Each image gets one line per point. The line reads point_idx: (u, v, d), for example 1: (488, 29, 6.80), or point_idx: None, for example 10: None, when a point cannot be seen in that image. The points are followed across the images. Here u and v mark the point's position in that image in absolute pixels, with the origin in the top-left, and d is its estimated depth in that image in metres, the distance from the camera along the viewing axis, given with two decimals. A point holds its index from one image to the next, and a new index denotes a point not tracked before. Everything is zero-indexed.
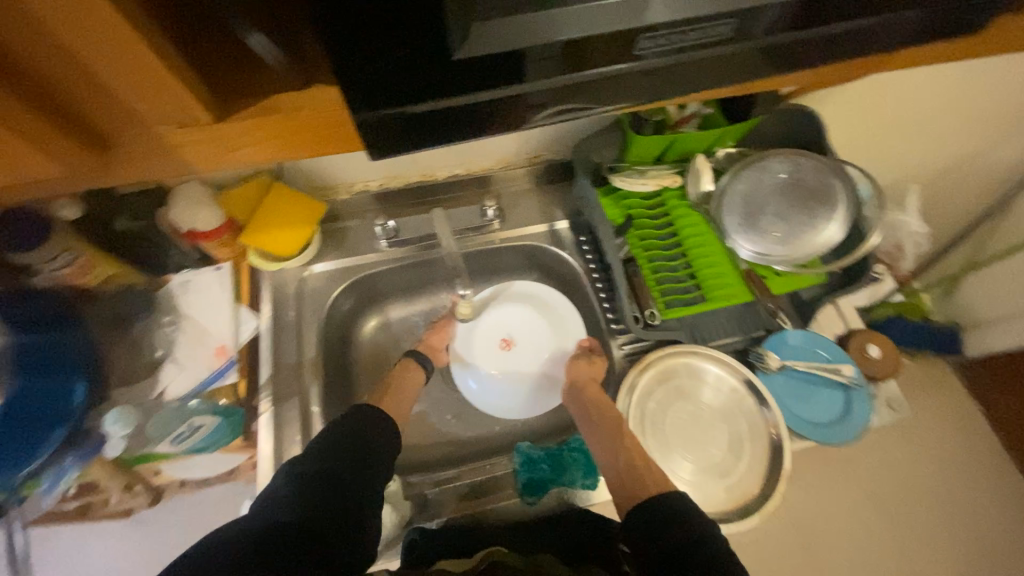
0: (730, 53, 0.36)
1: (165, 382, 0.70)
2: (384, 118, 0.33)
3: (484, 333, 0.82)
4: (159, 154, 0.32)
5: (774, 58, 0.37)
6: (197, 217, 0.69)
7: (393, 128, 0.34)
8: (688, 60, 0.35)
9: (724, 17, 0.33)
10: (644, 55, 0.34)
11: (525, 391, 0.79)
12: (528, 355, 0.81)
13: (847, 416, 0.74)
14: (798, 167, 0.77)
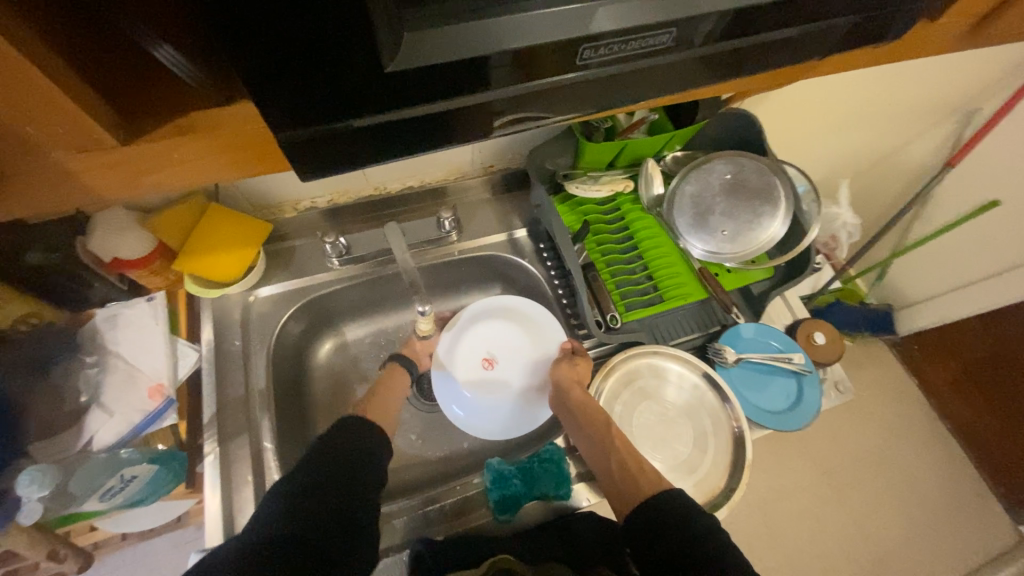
0: (678, 60, 0.36)
1: (92, 430, 0.62)
2: (314, 135, 0.31)
3: (464, 352, 0.78)
4: (62, 183, 0.29)
5: (719, 65, 0.38)
6: (123, 246, 0.64)
7: (326, 142, 0.32)
8: (637, 68, 0.36)
9: (665, 27, 0.33)
10: (588, 65, 0.34)
11: (514, 408, 0.75)
12: (512, 370, 0.77)
13: (800, 401, 0.77)
14: (742, 168, 0.80)
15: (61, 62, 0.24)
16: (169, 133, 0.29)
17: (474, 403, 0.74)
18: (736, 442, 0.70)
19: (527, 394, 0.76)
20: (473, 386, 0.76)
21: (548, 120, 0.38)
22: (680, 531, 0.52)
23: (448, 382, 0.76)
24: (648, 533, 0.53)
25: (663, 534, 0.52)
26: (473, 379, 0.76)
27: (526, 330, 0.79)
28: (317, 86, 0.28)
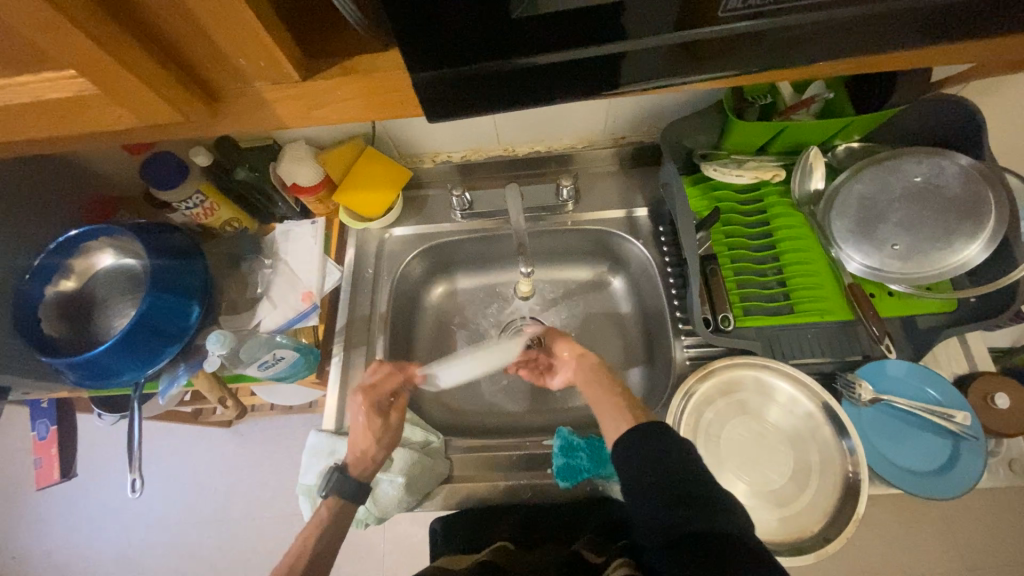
0: (881, 13, 0.32)
1: (260, 315, 0.78)
2: (455, 76, 0.33)
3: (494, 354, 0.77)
4: (256, 109, 0.35)
5: (935, 21, 0.33)
6: (301, 173, 0.77)
7: (459, 90, 0.34)
8: (827, 19, 0.32)
9: None
10: (777, 12, 0.31)
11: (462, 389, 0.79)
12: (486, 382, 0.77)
13: (952, 467, 0.62)
14: (939, 172, 0.66)
15: (271, 12, 0.30)
16: (336, 74, 0.34)
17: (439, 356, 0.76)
18: (847, 488, 0.60)
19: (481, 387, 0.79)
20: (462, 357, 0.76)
21: (689, 77, 0.36)
22: (666, 456, 0.48)
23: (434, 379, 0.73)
24: (638, 465, 0.49)
25: (649, 459, 0.48)
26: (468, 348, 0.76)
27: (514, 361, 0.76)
28: (465, 30, 0.30)
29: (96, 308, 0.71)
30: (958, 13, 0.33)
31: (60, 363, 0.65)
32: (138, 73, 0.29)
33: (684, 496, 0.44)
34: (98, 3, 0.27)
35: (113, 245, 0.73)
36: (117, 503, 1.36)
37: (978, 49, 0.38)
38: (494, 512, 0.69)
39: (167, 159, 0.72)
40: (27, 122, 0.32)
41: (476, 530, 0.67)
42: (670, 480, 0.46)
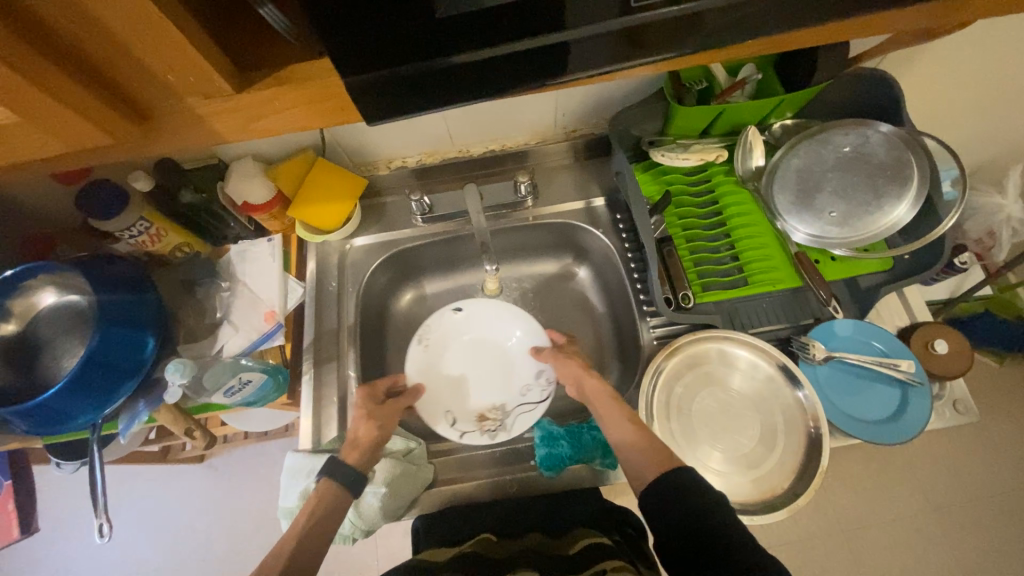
0: None
1: (223, 341, 0.76)
2: (392, 76, 0.33)
3: (511, 381, 0.76)
4: (192, 124, 0.34)
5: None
6: (253, 191, 0.76)
7: (401, 89, 0.34)
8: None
9: None
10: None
11: (462, 364, 0.78)
12: (487, 386, 0.77)
13: (902, 412, 0.67)
14: (866, 141, 0.71)
15: (194, 24, 0.29)
16: (271, 84, 0.33)
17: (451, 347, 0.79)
18: (810, 443, 0.64)
19: (481, 368, 0.78)
20: (483, 364, 0.78)
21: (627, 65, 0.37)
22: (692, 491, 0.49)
23: (431, 401, 0.75)
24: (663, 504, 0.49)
25: (674, 497, 0.49)
26: (497, 353, 0.79)
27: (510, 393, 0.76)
28: (397, 27, 0.30)
29: (40, 350, 0.67)
30: None
31: (4, 412, 0.61)
32: (55, 94, 0.28)
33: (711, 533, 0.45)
34: (1, 22, 0.25)
35: (54, 282, 0.69)
36: (87, 556, 1.28)
37: (890, 18, 0.40)
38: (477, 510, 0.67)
39: (104, 187, 0.69)
40: None
41: (455, 529, 0.65)
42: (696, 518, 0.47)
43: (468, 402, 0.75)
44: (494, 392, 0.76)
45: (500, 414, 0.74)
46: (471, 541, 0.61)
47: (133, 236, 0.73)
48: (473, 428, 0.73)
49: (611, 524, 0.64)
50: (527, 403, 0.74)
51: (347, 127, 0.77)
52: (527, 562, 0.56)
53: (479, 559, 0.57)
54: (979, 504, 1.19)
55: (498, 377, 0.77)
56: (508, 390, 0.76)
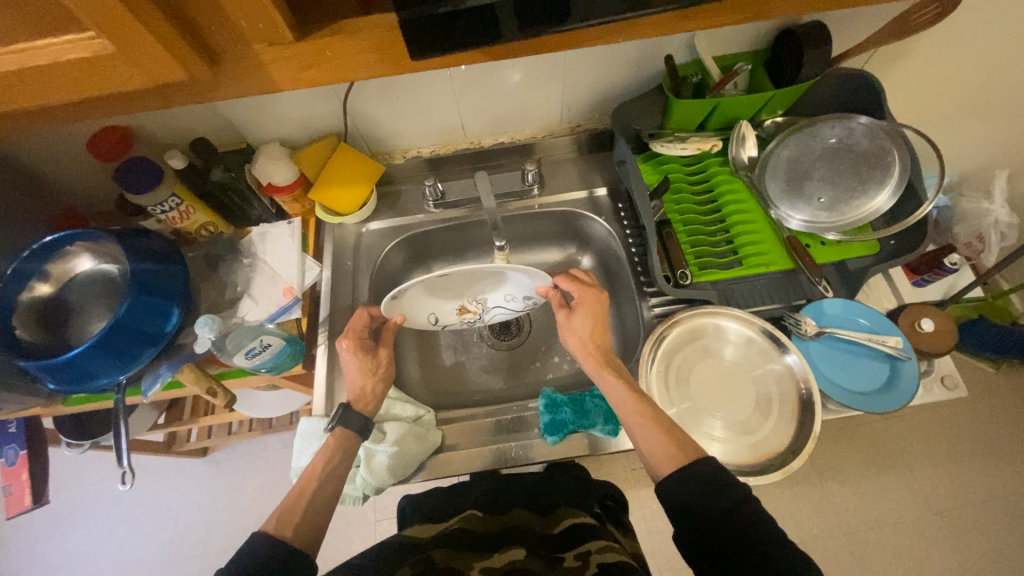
0: None
1: (243, 313, 0.79)
2: (421, 20, 0.38)
3: (500, 288, 0.80)
4: (254, 71, 0.39)
5: None
6: (277, 172, 0.81)
7: (433, 32, 0.39)
8: None
9: None
10: None
11: (451, 282, 0.77)
12: (472, 289, 0.80)
13: (891, 385, 0.70)
14: (850, 133, 0.77)
15: None
16: (324, 35, 0.38)
17: (440, 277, 0.74)
18: (803, 411, 0.67)
19: (469, 280, 0.78)
20: (474, 275, 0.77)
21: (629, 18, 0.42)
22: (704, 470, 0.53)
23: (411, 310, 0.78)
24: (676, 483, 0.53)
25: (688, 475, 0.53)
26: (493, 277, 0.78)
27: (493, 292, 0.81)
28: None
29: (72, 313, 0.71)
30: None
31: (36, 366, 0.64)
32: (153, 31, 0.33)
33: (724, 511, 0.50)
34: None
35: (91, 250, 0.73)
36: (85, 548, 1.28)
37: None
38: (463, 490, 0.72)
39: (139, 162, 0.73)
40: (44, 84, 0.35)
41: (443, 509, 0.68)
42: (713, 497, 0.51)
43: (449, 304, 0.81)
44: (477, 292, 0.81)
45: (479, 307, 0.83)
46: (458, 516, 0.64)
47: (164, 211, 0.77)
48: (454, 320, 0.83)
49: (592, 498, 0.70)
50: (508, 301, 0.82)
51: (367, 115, 0.83)
52: (516, 536, 0.60)
53: (464, 534, 0.60)
54: (978, 505, 1.19)
55: (488, 286, 0.80)
56: (493, 290, 0.81)
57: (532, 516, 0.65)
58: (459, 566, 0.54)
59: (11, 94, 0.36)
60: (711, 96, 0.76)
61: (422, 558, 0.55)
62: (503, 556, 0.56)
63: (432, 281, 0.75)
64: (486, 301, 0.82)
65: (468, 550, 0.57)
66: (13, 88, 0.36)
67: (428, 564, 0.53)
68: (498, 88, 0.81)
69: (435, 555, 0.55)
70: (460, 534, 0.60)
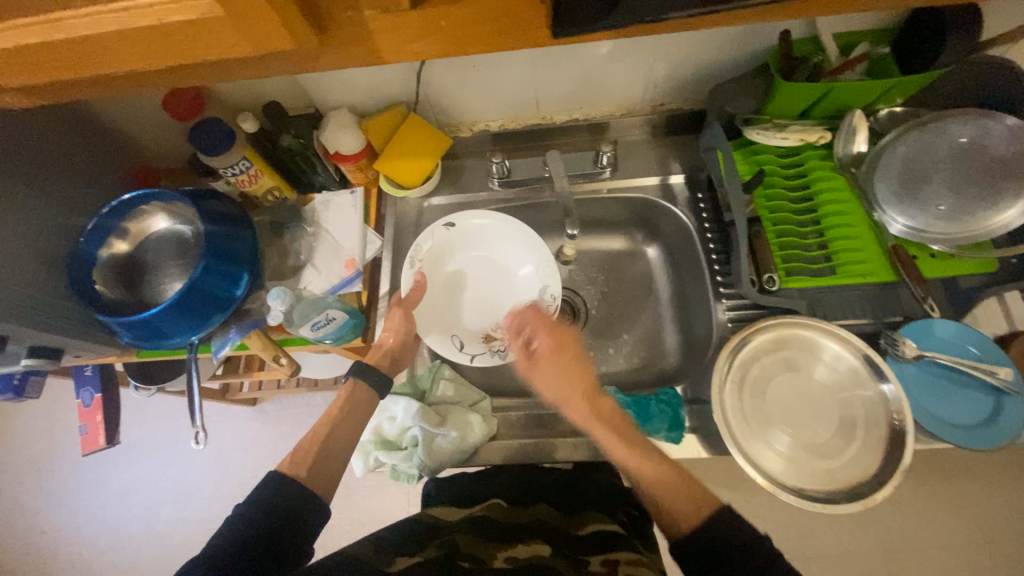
0: None
1: (306, 282, 0.79)
2: None
3: (517, 300, 0.80)
4: (361, 41, 0.36)
5: None
6: (344, 141, 0.78)
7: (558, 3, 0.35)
8: None
9: None
10: None
11: (459, 275, 0.82)
12: (488, 300, 0.81)
13: (992, 420, 0.63)
14: (986, 132, 0.66)
15: None
16: (439, 3, 0.35)
17: (448, 253, 0.82)
18: (893, 439, 0.61)
19: (479, 280, 0.82)
20: (483, 274, 0.82)
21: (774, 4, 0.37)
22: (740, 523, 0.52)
23: (427, 303, 0.78)
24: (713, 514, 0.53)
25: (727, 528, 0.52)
26: (502, 277, 0.82)
27: (511, 299, 0.81)
28: None
29: (148, 271, 0.72)
30: None
31: (116, 321, 0.66)
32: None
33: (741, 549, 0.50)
34: None
35: (166, 209, 0.74)
36: (145, 480, 1.39)
37: None
38: (490, 476, 0.72)
39: (213, 123, 0.72)
40: (148, 49, 0.34)
41: (466, 498, 0.70)
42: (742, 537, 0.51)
43: (474, 327, 0.79)
44: (497, 312, 0.80)
45: (507, 333, 0.78)
46: (484, 504, 0.66)
47: (234, 174, 0.77)
48: (482, 349, 0.76)
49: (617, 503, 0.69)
50: (530, 310, 0.78)
51: (438, 85, 0.79)
52: (537, 530, 0.60)
53: (488, 521, 0.61)
54: None
55: (504, 290, 0.81)
56: (510, 301, 0.80)
57: (555, 514, 0.65)
58: (481, 554, 0.54)
59: (114, 57, 0.34)
60: (825, 81, 0.67)
61: (446, 541, 0.57)
62: (526, 547, 0.56)
63: (450, 280, 0.82)
64: (509, 321, 0.79)
65: (490, 535, 0.59)
66: (114, 51, 0.34)
67: (452, 547, 0.55)
68: (578, 58, 0.74)
69: (458, 540, 0.57)
70: (481, 520, 0.62)
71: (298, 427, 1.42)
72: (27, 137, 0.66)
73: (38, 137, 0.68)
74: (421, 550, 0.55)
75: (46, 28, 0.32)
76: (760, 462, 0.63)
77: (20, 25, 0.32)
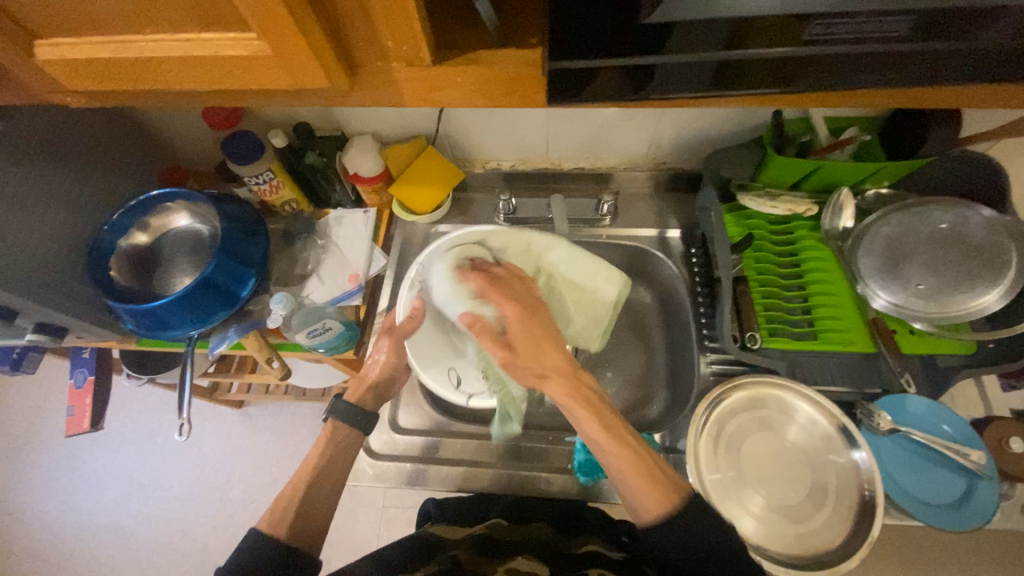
0: (902, 53, 0.37)
1: (309, 291, 0.83)
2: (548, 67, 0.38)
3: None
4: (386, 87, 0.41)
5: (960, 63, 0.37)
6: (364, 164, 0.83)
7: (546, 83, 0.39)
8: (853, 55, 0.37)
9: (900, 12, 0.34)
10: (813, 42, 0.36)
11: None
12: None
13: (964, 501, 0.63)
14: (965, 222, 0.71)
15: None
16: (458, 63, 0.40)
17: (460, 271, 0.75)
18: (863, 509, 0.62)
19: None
20: None
21: (773, 92, 0.40)
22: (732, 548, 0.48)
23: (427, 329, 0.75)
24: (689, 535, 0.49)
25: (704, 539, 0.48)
26: None
27: None
28: (577, 30, 0.36)
29: (162, 264, 0.76)
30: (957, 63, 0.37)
31: (123, 309, 0.69)
32: (313, 44, 0.35)
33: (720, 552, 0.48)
34: None
35: (189, 209, 0.78)
36: (122, 471, 1.38)
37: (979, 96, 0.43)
38: (482, 500, 0.72)
39: (245, 136, 0.78)
40: (199, 75, 0.39)
41: (467, 514, 0.69)
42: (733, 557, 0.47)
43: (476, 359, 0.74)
44: None
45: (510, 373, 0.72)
46: (485, 523, 0.65)
47: (257, 183, 0.82)
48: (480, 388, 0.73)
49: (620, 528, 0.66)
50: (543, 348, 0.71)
51: (459, 124, 0.85)
52: (533, 547, 0.59)
53: (489, 538, 0.61)
54: None
55: None
56: None
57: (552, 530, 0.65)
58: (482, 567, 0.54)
59: (168, 77, 0.39)
60: (815, 158, 0.72)
61: (449, 556, 0.57)
62: (527, 561, 0.55)
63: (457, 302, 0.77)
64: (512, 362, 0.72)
65: (490, 551, 0.58)
66: (168, 72, 0.39)
67: (453, 562, 0.55)
68: (587, 117, 0.81)
69: (460, 556, 0.57)
70: (484, 537, 0.61)
71: (281, 434, 1.42)
72: (72, 130, 0.72)
73: (84, 131, 0.74)
74: (423, 566, 0.55)
75: (117, 47, 0.37)
76: (731, 520, 0.63)
77: (94, 42, 0.37)
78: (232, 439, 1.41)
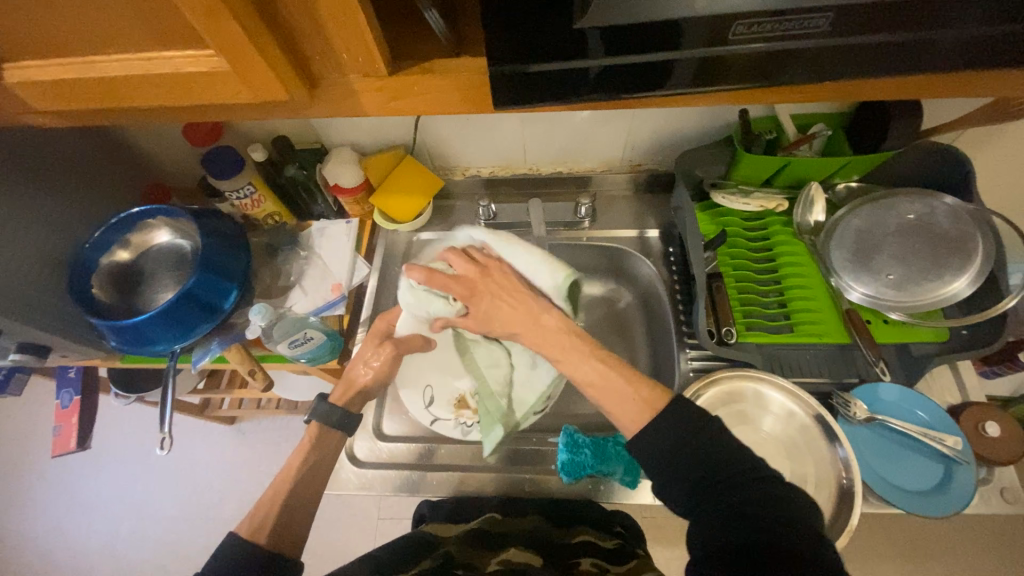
0: (835, 46, 0.38)
1: (292, 302, 0.83)
2: (499, 72, 0.39)
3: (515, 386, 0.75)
4: (346, 98, 0.43)
5: (897, 60, 0.38)
6: (343, 175, 0.84)
7: (500, 89, 0.41)
8: (793, 51, 0.38)
9: (825, 10, 0.35)
10: (739, 42, 0.37)
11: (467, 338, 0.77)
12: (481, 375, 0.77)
13: (942, 487, 0.64)
14: (931, 211, 0.72)
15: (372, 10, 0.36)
16: (414, 73, 0.41)
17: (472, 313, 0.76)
18: (842, 497, 0.62)
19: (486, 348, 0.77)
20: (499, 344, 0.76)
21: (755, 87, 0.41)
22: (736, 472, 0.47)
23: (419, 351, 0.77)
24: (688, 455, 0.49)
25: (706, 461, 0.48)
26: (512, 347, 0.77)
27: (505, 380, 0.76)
28: (523, 36, 0.37)
29: (144, 280, 0.77)
30: (895, 54, 0.38)
31: (105, 325, 0.70)
32: (268, 56, 0.36)
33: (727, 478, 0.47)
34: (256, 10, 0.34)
35: (169, 225, 0.79)
36: (115, 492, 1.37)
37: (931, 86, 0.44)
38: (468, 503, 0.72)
39: (224, 150, 0.79)
40: (161, 93, 0.40)
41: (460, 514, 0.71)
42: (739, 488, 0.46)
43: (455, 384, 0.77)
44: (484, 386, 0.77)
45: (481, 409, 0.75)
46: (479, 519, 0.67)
47: (239, 198, 0.83)
48: (449, 416, 0.76)
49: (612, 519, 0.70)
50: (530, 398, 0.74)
51: (435, 133, 0.86)
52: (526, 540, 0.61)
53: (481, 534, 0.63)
54: None
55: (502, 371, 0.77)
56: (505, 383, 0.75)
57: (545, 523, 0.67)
58: (475, 561, 0.56)
59: (132, 95, 0.40)
60: (782, 154, 0.74)
61: (442, 553, 0.58)
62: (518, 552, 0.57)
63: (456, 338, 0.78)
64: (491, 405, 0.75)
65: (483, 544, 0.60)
66: (131, 91, 0.40)
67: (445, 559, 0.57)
68: (560, 122, 0.82)
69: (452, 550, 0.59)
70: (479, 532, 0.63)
71: (275, 449, 1.41)
72: (51, 151, 0.73)
73: (64, 151, 0.75)
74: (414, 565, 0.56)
75: (81, 67, 0.39)
76: None
77: (59, 63, 0.39)
78: (225, 455, 1.40)
